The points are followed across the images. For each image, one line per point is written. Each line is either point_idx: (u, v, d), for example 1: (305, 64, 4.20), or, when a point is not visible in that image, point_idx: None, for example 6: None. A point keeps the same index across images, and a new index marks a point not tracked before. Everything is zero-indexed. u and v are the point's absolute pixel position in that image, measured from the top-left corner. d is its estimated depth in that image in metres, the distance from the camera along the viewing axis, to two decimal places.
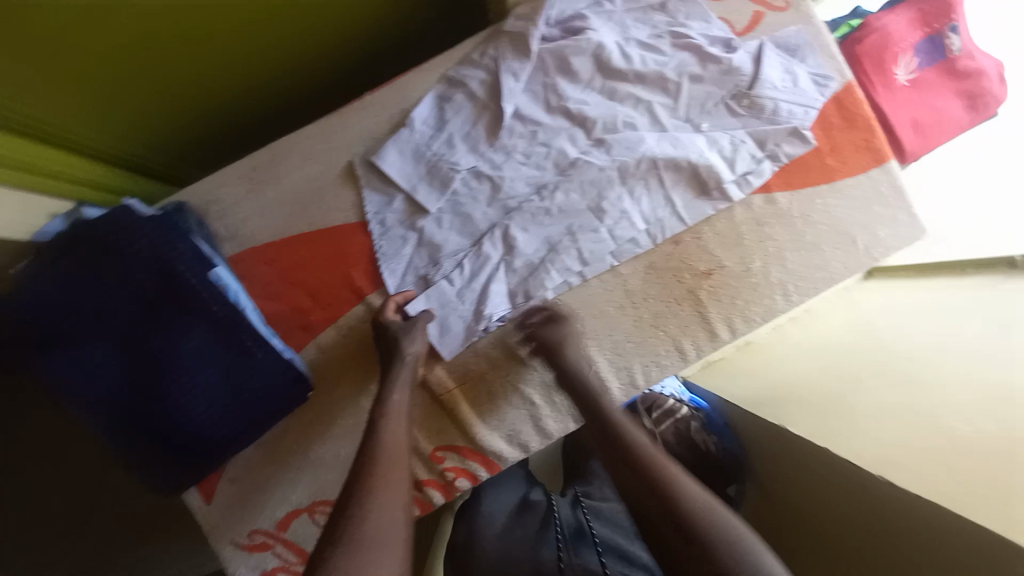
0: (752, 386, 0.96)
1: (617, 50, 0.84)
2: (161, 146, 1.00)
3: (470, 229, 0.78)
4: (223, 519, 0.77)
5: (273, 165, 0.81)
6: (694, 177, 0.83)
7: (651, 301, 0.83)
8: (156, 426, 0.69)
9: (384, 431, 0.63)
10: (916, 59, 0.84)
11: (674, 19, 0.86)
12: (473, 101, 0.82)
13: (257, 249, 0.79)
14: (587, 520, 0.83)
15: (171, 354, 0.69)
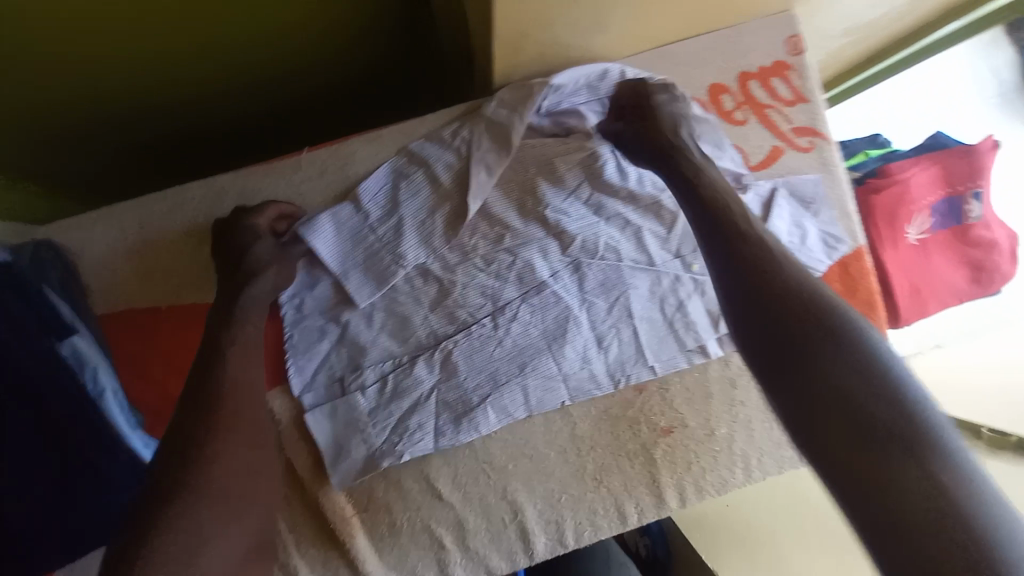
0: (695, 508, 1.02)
1: (614, 163, 0.70)
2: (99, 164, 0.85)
3: (405, 342, 0.70)
4: None
5: (169, 214, 0.67)
6: (671, 331, 0.73)
7: (597, 451, 0.74)
8: None
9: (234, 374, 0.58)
10: (930, 219, 0.90)
11: None
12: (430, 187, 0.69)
13: (123, 315, 0.65)
14: None
15: None
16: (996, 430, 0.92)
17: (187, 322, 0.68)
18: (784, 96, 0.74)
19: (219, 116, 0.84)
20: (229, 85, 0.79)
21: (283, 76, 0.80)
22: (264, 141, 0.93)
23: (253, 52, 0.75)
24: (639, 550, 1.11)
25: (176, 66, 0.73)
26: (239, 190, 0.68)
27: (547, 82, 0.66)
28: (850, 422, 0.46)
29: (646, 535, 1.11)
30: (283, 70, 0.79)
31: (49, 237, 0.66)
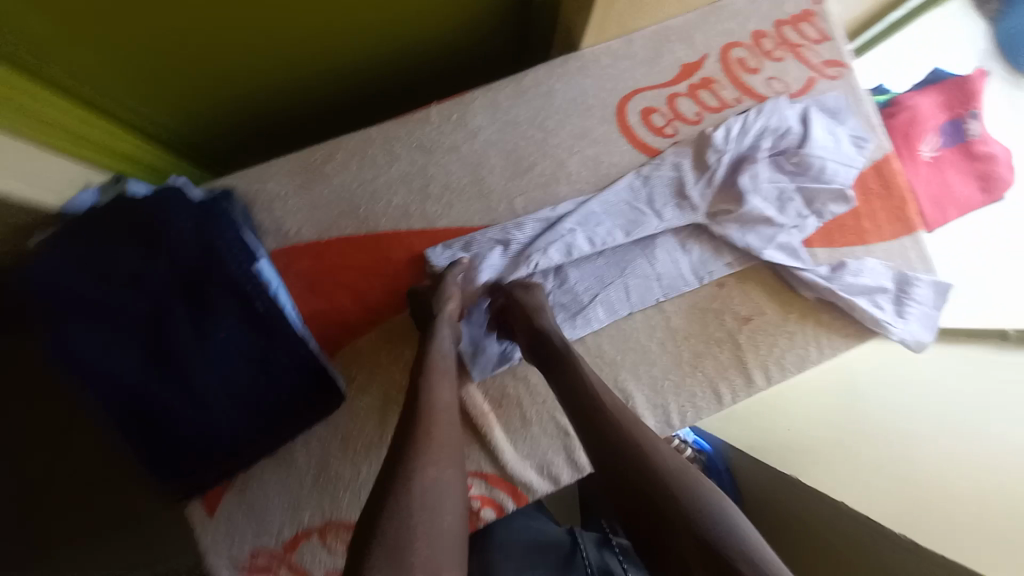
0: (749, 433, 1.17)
1: (718, 131, 0.85)
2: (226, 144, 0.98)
3: (509, 247, 0.83)
4: (234, 517, 0.80)
5: (326, 163, 0.81)
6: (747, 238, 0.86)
7: (691, 340, 0.86)
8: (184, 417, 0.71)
9: (427, 395, 0.65)
10: (938, 137, 1.06)
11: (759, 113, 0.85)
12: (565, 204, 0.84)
13: (297, 247, 0.80)
14: (619, 564, 0.88)
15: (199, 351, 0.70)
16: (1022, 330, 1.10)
17: (344, 251, 0.80)
18: (811, 37, 0.90)
19: (336, 97, 0.94)
20: (350, 79, 0.91)
21: (398, 71, 0.92)
22: (357, 123, 1.05)
23: (381, 53, 0.87)
24: None
25: (313, 67, 0.85)
26: (381, 141, 0.83)
27: (631, 94, 0.87)
28: None
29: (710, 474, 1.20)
30: (398, 64, 0.90)
31: (228, 186, 0.80)
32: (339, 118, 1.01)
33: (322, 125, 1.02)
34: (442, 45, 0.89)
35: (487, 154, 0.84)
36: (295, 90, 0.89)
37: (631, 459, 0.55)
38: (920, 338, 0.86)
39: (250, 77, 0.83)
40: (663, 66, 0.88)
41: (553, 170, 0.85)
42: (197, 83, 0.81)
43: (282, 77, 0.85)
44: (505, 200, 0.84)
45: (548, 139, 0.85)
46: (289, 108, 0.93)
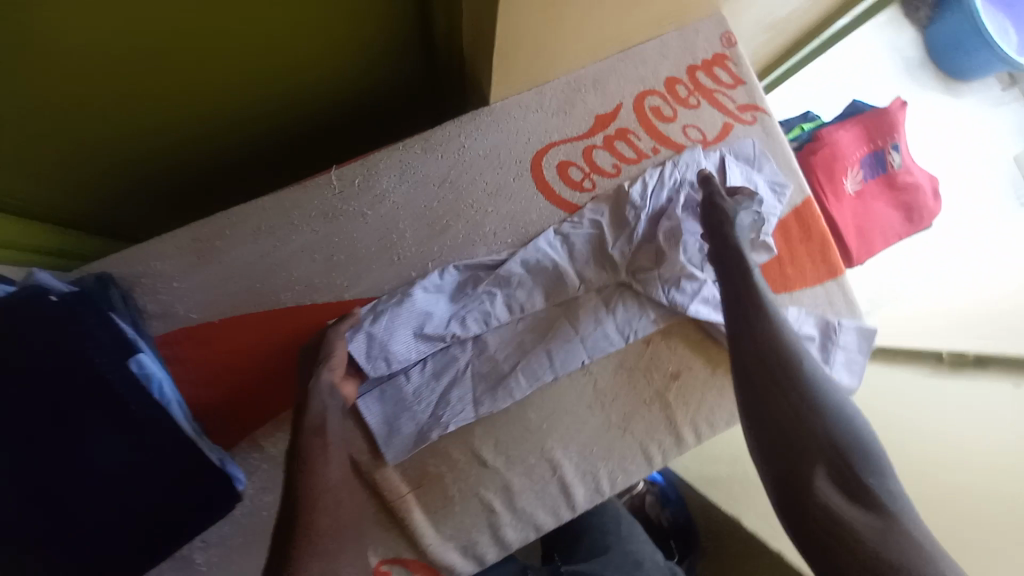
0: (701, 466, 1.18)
1: (635, 185, 0.83)
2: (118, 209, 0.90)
3: (421, 311, 0.76)
4: None
5: (217, 237, 0.75)
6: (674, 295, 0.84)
7: (619, 402, 0.83)
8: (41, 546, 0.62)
9: (311, 469, 0.64)
10: (861, 171, 1.06)
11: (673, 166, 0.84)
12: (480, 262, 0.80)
13: (189, 330, 0.74)
14: None
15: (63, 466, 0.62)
16: (954, 351, 1.12)
17: (241, 332, 0.75)
18: (726, 82, 0.89)
19: (238, 149, 0.89)
20: (246, 132, 0.85)
21: (296, 120, 0.88)
22: (264, 177, 0.98)
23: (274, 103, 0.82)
24: (660, 521, 1.20)
25: (206, 121, 0.80)
26: (278, 209, 0.77)
27: (546, 147, 0.84)
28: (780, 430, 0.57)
29: (665, 506, 1.21)
30: (300, 111, 0.86)
31: (102, 269, 0.72)
32: (242, 172, 0.94)
33: (223, 182, 0.94)
34: (345, 88, 0.85)
35: (396, 219, 0.79)
36: (189, 145, 0.83)
37: (751, 343, 0.62)
38: (844, 382, 0.86)
39: (132, 133, 0.76)
40: (577, 117, 0.85)
41: (467, 233, 0.81)
42: (71, 145, 0.74)
43: (170, 134, 0.79)
44: (417, 266, 0.79)
45: (460, 200, 0.81)
46: (185, 163, 0.86)
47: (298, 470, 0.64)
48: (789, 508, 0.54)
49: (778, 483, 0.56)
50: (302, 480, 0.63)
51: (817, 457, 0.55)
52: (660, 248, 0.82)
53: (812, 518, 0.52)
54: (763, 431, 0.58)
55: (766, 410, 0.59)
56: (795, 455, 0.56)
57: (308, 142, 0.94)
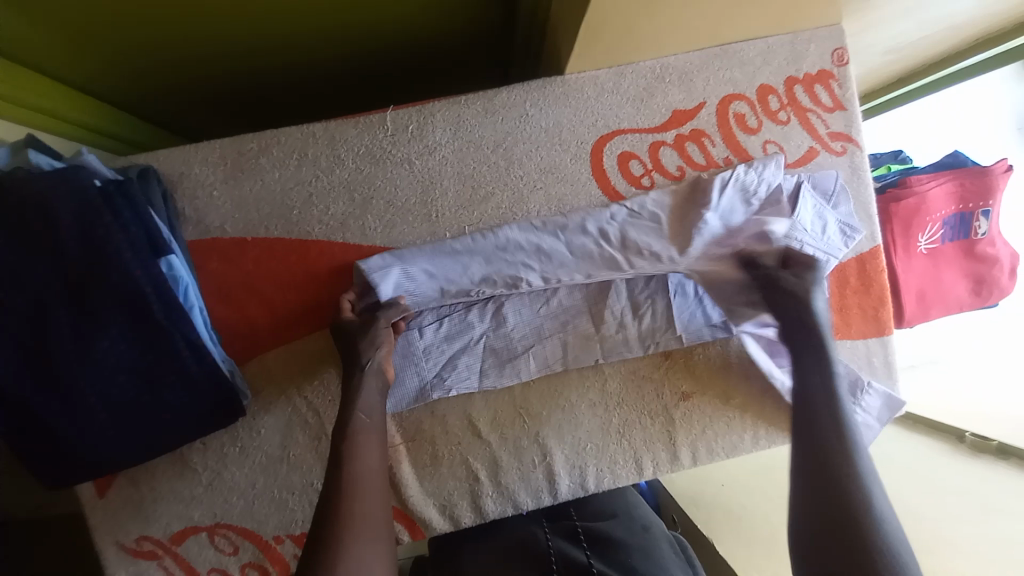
0: (689, 483, 1.21)
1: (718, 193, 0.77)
2: (173, 101, 0.91)
3: (454, 267, 0.76)
4: (119, 511, 0.78)
5: (262, 154, 0.75)
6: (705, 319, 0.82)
7: (623, 408, 0.82)
8: (53, 417, 0.65)
9: (354, 461, 0.60)
10: (941, 230, 0.97)
11: (754, 181, 0.78)
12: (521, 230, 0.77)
13: (221, 241, 0.76)
14: (585, 550, 0.77)
15: (82, 350, 0.65)
16: (978, 435, 1.06)
17: (269, 253, 0.76)
18: (823, 103, 0.81)
19: (298, 68, 0.87)
20: (307, 56, 0.84)
21: (358, 55, 0.86)
22: (314, 97, 0.97)
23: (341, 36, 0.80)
24: None
25: (269, 40, 0.78)
26: (328, 140, 0.75)
27: (613, 134, 0.79)
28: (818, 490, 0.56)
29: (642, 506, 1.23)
30: (369, 44, 0.83)
31: (150, 164, 0.73)
32: (294, 90, 0.93)
33: (274, 96, 0.94)
34: (416, 29, 0.82)
35: (442, 175, 0.77)
36: (250, 58, 0.81)
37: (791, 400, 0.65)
38: None
39: (193, 40, 0.75)
40: (651, 109, 0.79)
41: (511, 204, 0.78)
42: (135, 39, 0.73)
43: (230, 45, 0.77)
44: (453, 227, 0.77)
45: (510, 169, 0.78)
46: (243, 74, 0.85)
47: (341, 460, 0.60)
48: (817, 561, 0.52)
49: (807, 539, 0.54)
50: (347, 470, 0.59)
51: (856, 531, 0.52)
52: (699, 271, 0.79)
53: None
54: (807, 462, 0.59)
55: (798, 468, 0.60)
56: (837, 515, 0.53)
57: (364, 73, 0.92)
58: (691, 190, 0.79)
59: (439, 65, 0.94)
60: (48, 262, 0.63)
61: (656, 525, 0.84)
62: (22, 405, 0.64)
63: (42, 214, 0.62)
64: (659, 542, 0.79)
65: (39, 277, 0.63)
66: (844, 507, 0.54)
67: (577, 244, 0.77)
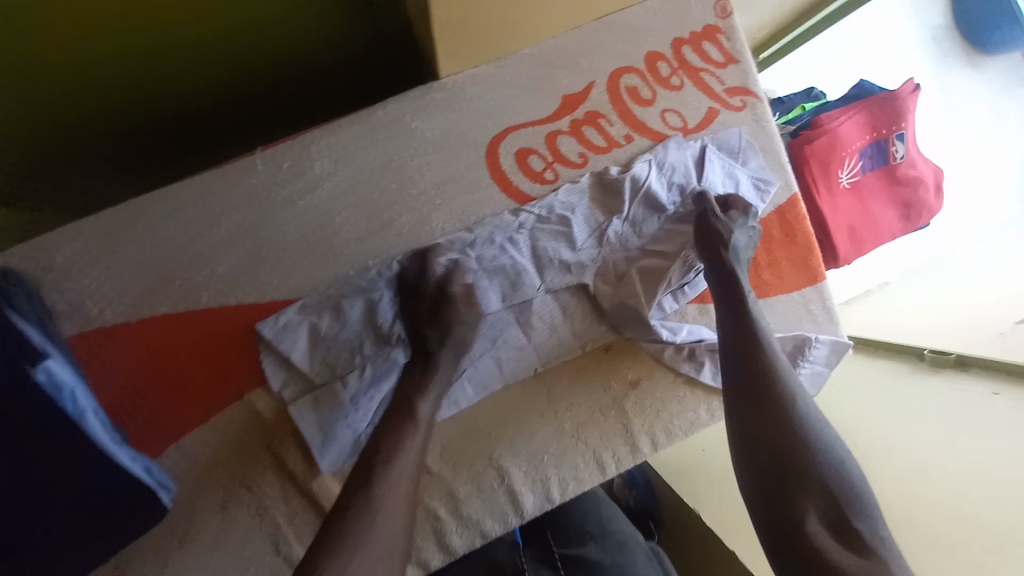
0: (671, 455, 1.20)
1: (630, 182, 0.74)
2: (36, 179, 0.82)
3: (367, 307, 0.71)
4: None
5: (129, 226, 0.69)
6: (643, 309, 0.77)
7: (574, 410, 0.79)
8: None
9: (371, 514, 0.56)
10: (861, 162, 0.96)
11: (663, 162, 0.75)
12: (431, 257, 0.72)
13: (106, 331, 0.69)
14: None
15: None
16: (936, 350, 1.04)
17: (163, 333, 0.70)
18: (716, 59, 0.78)
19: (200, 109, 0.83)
20: (169, 89, 0.77)
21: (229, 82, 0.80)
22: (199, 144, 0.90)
23: (197, 59, 0.74)
24: (626, 500, 1.19)
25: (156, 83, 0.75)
26: (197, 198, 0.69)
27: (506, 131, 0.74)
28: (772, 447, 0.61)
29: (632, 485, 1.20)
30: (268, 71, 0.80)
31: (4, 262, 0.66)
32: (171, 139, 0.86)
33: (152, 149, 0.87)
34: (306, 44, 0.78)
35: (331, 210, 0.71)
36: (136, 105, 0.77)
37: (744, 338, 0.66)
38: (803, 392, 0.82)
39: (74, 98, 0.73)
40: (541, 97, 0.74)
41: (413, 228, 0.72)
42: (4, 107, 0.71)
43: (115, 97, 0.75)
44: (356, 264, 0.72)
45: (404, 190, 0.72)
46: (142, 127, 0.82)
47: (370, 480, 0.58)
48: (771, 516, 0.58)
49: (758, 489, 0.60)
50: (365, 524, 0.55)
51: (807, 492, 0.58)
52: (620, 264, 0.77)
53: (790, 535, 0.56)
54: (762, 421, 0.62)
55: (758, 423, 0.62)
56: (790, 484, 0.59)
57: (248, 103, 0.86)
58: (599, 181, 0.75)
59: (317, 89, 0.88)
60: None
61: (632, 538, 0.83)
62: None
63: None
64: (633, 557, 0.79)
65: None
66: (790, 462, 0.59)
67: (490, 259, 0.73)
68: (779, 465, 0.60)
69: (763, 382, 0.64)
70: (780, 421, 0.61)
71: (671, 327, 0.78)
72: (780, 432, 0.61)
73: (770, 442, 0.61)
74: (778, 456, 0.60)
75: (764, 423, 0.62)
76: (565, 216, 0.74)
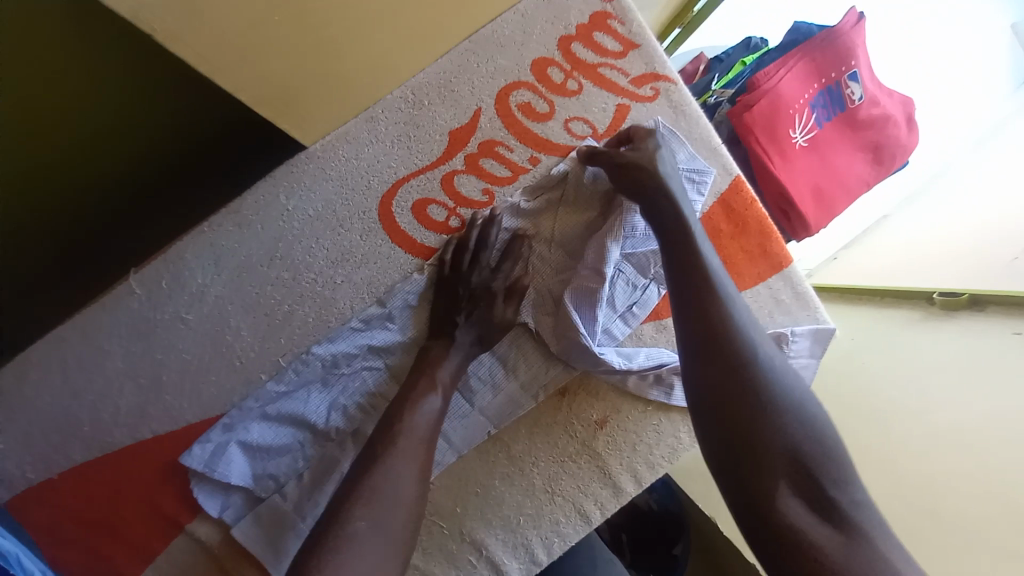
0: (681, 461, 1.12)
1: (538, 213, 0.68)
2: None
3: (291, 408, 0.66)
4: None
5: (23, 381, 0.65)
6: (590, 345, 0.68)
7: (541, 463, 0.72)
8: None
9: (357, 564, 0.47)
10: (813, 115, 0.85)
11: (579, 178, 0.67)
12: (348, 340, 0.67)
13: (34, 488, 0.66)
14: None
15: None
16: (946, 292, 0.86)
17: (86, 479, 0.66)
18: (611, 50, 0.68)
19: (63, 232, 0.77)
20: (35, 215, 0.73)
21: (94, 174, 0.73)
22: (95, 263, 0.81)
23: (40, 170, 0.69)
24: (649, 506, 1.03)
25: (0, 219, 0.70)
26: (83, 336, 0.65)
27: (394, 187, 0.67)
28: (743, 434, 0.50)
29: (653, 488, 1.05)
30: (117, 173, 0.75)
31: None
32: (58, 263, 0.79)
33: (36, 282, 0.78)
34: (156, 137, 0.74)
35: (226, 316, 0.66)
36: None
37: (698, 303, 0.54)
38: None
39: None
40: (424, 140, 0.67)
41: (317, 313, 0.67)
42: None
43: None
44: (266, 366, 0.67)
45: (299, 276, 0.67)
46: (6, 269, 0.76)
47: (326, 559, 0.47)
48: (746, 517, 0.49)
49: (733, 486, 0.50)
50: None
51: (783, 484, 0.48)
52: (552, 299, 0.70)
53: (772, 539, 0.47)
54: (731, 399, 0.51)
55: (724, 406, 0.51)
56: (767, 477, 0.49)
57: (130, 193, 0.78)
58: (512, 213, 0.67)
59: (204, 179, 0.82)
60: None
61: None
62: None
63: None
64: None
65: None
66: (764, 450, 0.49)
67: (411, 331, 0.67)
68: (754, 454, 0.49)
69: (728, 353, 0.52)
70: (751, 401, 0.51)
71: (629, 358, 0.69)
72: (753, 413, 0.50)
73: (742, 427, 0.50)
74: (751, 445, 0.49)
75: (731, 405, 0.51)
76: (484, 262, 0.67)
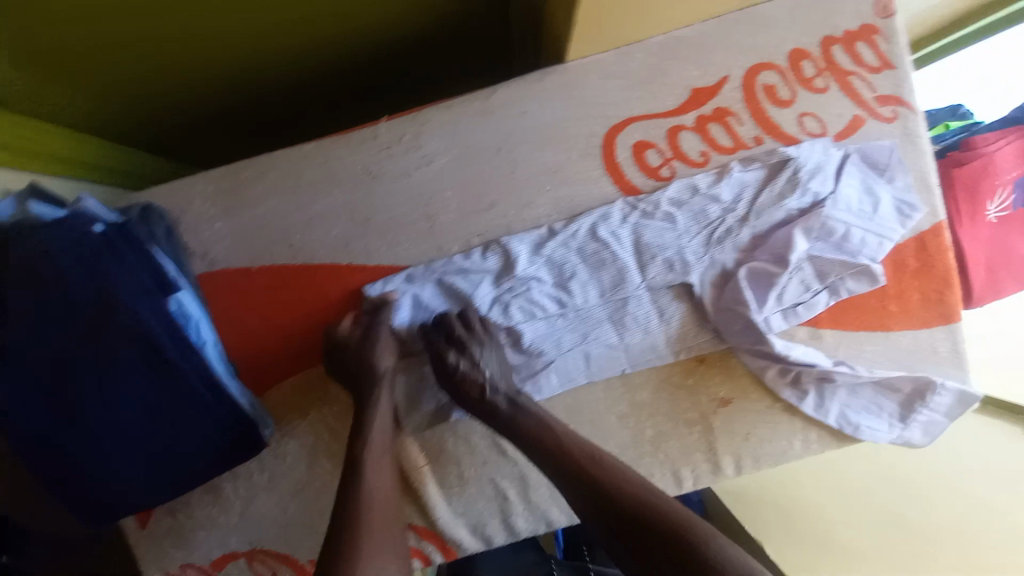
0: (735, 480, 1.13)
1: (745, 190, 0.71)
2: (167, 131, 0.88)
3: (468, 284, 0.72)
4: (155, 547, 0.80)
5: (258, 181, 0.73)
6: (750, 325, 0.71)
7: (657, 418, 0.76)
8: (86, 458, 0.66)
9: (365, 485, 0.64)
10: (1014, 195, 0.84)
11: (798, 171, 0.70)
12: (533, 243, 0.72)
13: (229, 273, 0.74)
14: None
15: (101, 397, 0.64)
16: None
17: (275, 281, 0.74)
18: (868, 62, 0.71)
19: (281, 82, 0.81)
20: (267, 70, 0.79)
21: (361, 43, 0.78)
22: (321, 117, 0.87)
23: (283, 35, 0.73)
24: None
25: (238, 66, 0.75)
26: (321, 160, 0.73)
27: (625, 124, 0.72)
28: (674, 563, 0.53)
29: None
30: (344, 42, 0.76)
31: (151, 202, 0.73)
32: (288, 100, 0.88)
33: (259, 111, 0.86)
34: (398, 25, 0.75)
35: (443, 185, 0.73)
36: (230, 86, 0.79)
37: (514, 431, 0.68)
38: (912, 440, 0.75)
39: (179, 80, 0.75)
40: (668, 90, 0.72)
41: (517, 211, 0.73)
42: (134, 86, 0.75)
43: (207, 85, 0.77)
44: (459, 240, 0.73)
45: (515, 172, 0.73)
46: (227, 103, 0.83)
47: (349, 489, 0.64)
48: None
49: None
50: (359, 493, 0.63)
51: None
52: (726, 272, 0.73)
53: None
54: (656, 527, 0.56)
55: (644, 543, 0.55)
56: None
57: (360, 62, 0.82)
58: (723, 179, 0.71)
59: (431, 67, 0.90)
60: (51, 310, 0.62)
61: None
62: (49, 449, 0.65)
63: (39, 257, 0.61)
64: None
65: (45, 329, 0.62)
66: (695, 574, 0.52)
67: (591, 256, 0.72)
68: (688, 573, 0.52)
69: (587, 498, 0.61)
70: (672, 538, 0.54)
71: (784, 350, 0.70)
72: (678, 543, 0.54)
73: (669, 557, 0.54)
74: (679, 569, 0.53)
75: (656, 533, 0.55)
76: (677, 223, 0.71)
